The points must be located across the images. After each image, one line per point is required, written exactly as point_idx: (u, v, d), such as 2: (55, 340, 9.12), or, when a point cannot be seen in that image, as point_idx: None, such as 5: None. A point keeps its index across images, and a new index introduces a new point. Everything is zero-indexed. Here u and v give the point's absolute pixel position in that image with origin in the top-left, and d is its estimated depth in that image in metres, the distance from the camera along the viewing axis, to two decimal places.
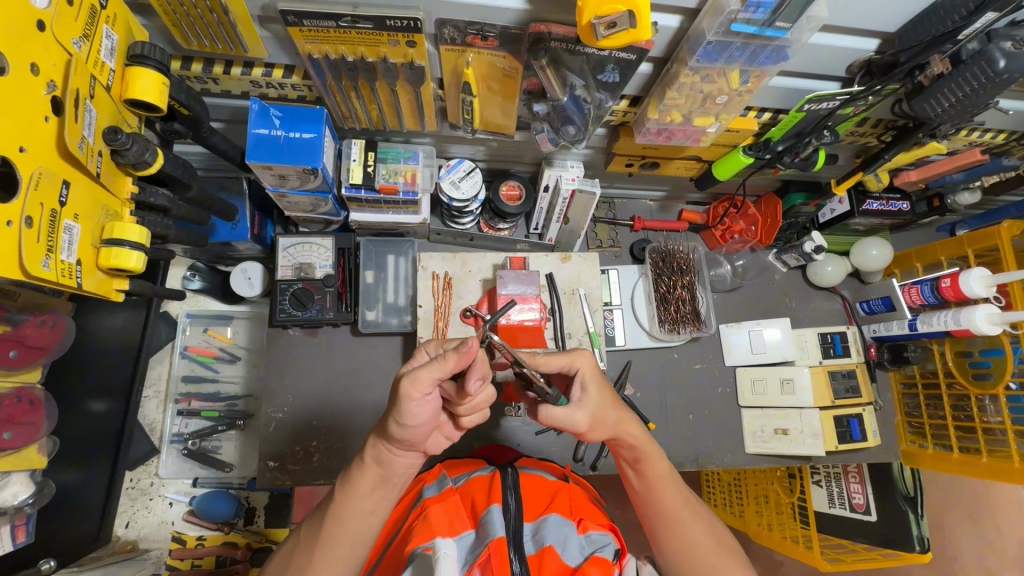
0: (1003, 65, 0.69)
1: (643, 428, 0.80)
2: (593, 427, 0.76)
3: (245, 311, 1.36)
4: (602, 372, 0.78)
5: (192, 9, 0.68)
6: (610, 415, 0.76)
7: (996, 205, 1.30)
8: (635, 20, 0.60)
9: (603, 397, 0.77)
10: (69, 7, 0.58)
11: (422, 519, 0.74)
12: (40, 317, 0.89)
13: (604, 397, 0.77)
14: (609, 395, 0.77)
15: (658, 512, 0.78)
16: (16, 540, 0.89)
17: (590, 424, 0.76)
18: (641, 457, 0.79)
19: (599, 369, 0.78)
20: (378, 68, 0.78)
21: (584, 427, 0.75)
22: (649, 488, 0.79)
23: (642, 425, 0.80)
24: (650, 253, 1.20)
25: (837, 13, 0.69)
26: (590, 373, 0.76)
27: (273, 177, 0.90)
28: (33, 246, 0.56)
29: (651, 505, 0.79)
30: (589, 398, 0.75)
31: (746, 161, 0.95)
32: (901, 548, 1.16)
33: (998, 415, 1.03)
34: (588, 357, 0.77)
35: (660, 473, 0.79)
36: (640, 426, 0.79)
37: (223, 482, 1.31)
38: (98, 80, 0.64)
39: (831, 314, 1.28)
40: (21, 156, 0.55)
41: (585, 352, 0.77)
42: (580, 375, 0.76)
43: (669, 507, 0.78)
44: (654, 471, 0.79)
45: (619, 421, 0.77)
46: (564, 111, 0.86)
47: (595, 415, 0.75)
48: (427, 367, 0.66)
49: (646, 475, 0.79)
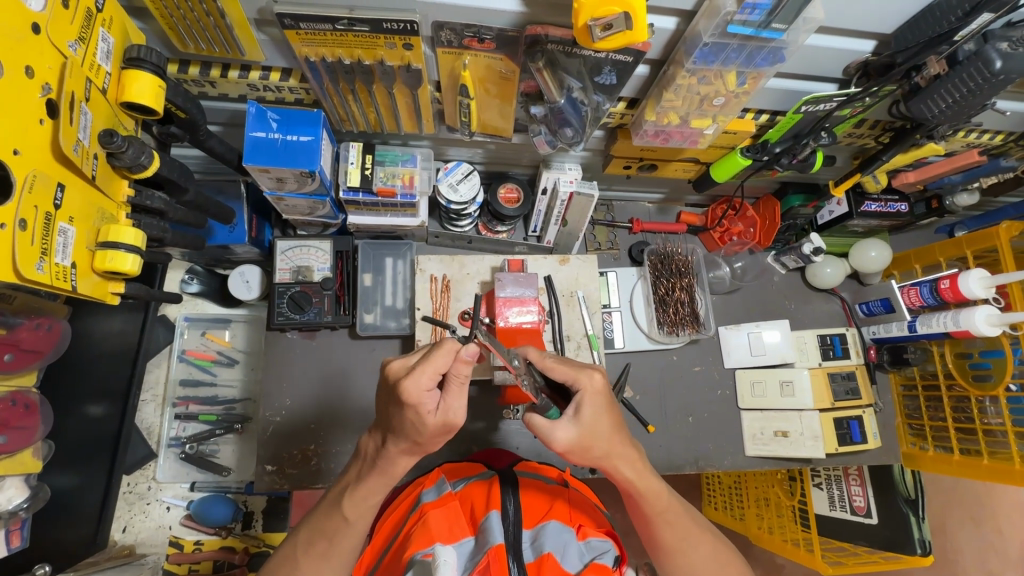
0: (999, 66, 0.69)
1: (637, 466, 0.77)
2: (573, 450, 0.73)
3: (244, 314, 1.36)
4: (604, 398, 0.74)
5: (188, 12, 0.68)
6: (598, 444, 0.73)
7: (994, 207, 1.30)
8: (630, 23, 0.60)
9: (596, 422, 0.73)
10: (65, 10, 0.58)
11: (421, 525, 0.73)
12: (36, 321, 0.89)
13: (598, 424, 0.73)
14: (604, 423, 0.73)
15: (661, 542, 0.79)
16: (11, 544, 0.88)
17: (571, 446, 0.72)
18: (638, 493, 0.77)
19: (603, 394, 0.74)
20: (376, 71, 0.78)
21: (562, 448, 0.72)
22: (651, 523, 0.79)
23: (636, 463, 0.77)
24: (650, 255, 1.20)
25: (833, 14, 0.69)
26: (591, 394, 0.74)
27: (271, 180, 0.89)
28: (27, 249, 0.56)
29: (653, 537, 0.79)
30: (578, 420, 0.72)
31: (744, 163, 0.95)
32: (902, 550, 1.17)
33: (999, 417, 1.03)
34: (594, 378, 0.75)
35: (660, 508, 0.78)
36: (633, 465, 0.77)
37: (220, 487, 1.30)
38: (93, 82, 0.64)
39: (831, 316, 1.28)
40: (15, 159, 0.54)
41: (593, 372, 0.75)
42: (580, 393, 0.73)
43: (671, 539, 0.79)
44: (654, 506, 0.78)
45: (607, 454, 0.75)
46: (561, 114, 0.86)
47: (579, 439, 0.72)
48: (455, 394, 0.68)
49: (645, 511, 0.78)
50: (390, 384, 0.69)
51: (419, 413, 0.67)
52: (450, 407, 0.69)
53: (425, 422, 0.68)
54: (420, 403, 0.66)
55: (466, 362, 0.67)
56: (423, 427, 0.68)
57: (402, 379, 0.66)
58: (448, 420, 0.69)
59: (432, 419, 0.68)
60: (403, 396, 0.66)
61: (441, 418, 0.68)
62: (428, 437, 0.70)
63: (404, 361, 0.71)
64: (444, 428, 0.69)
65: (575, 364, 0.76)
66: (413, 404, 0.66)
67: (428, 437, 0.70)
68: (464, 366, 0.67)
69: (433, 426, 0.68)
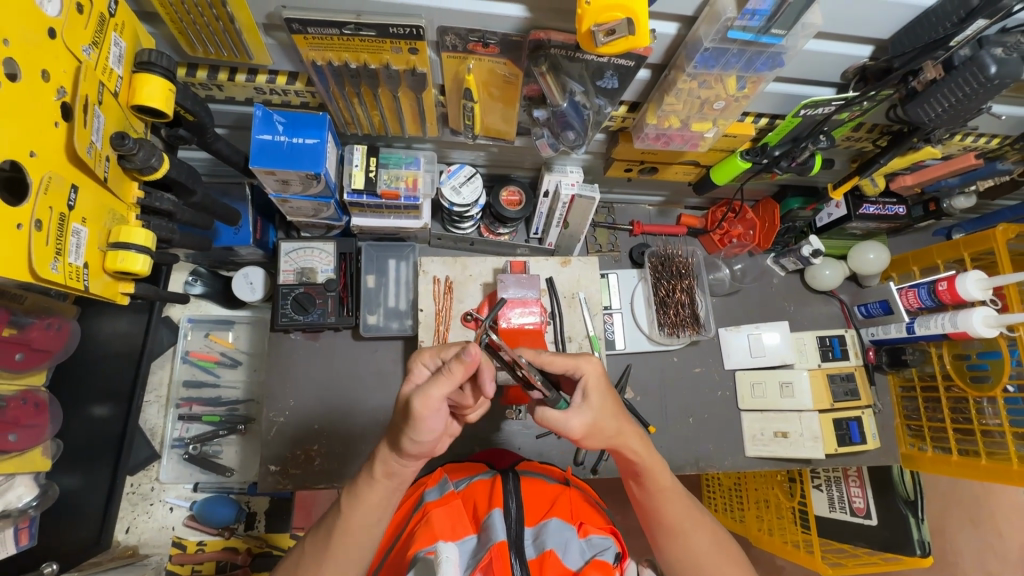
0: (994, 70, 0.70)
1: (645, 440, 0.79)
2: (589, 435, 0.74)
3: (247, 316, 1.37)
4: (607, 380, 0.77)
5: (197, 16, 0.69)
6: (608, 426, 0.75)
7: (991, 209, 1.31)
8: (633, 28, 0.61)
9: (604, 405, 0.75)
10: (79, 15, 0.59)
11: (424, 523, 0.74)
12: (46, 320, 0.90)
13: (606, 405, 0.75)
14: (611, 404, 0.76)
15: (661, 521, 0.80)
16: (19, 543, 0.89)
17: (586, 432, 0.73)
18: (644, 469, 0.79)
19: (605, 377, 0.77)
20: (381, 75, 0.79)
21: (579, 433, 0.73)
22: (654, 500, 0.80)
23: (643, 440, 0.79)
24: (650, 257, 1.21)
25: (831, 20, 0.70)
26: (594, 378, 0.75)
27: (276, 182, 0.91)
28: (42, 249, 0.57)
29: (653, 514, 0.81)
30: (589, 405, 0.74)
31: (743, 166, 0.98)
32: (901, 551, 1.18)
33: (996, 418, 1.03)
34: (593, 363, 0.76)
35: (665, 485, 0.80)
36: (641, 440, 0.78)
37: (224, 487, 1.31)
38: (106, 86, 0.65)
39: (830, 318, 1.29)
40: (31, 161, 0.56)
41: (592, 357, 0.76)
42: (584, 379, 0.75)
43: (673, 521, 0.79)
44: (658, 482, 0.80)
45: (618, 433, 0.76)
46: (563, 117, 0.87)
47: (593, 423, 0.73)
48: (437, 383, 0.66)
49: (649, 486, 0.80)
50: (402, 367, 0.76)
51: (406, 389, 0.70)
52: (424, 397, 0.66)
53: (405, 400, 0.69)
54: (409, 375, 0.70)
55: (462, 361, 0.65)
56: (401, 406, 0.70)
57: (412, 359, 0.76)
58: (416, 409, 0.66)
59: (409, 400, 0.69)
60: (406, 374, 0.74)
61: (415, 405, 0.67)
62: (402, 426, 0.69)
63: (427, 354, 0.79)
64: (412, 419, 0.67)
65: (571, 354, 0.77)
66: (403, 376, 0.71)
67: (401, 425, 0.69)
68: (459, 365, 0.65)
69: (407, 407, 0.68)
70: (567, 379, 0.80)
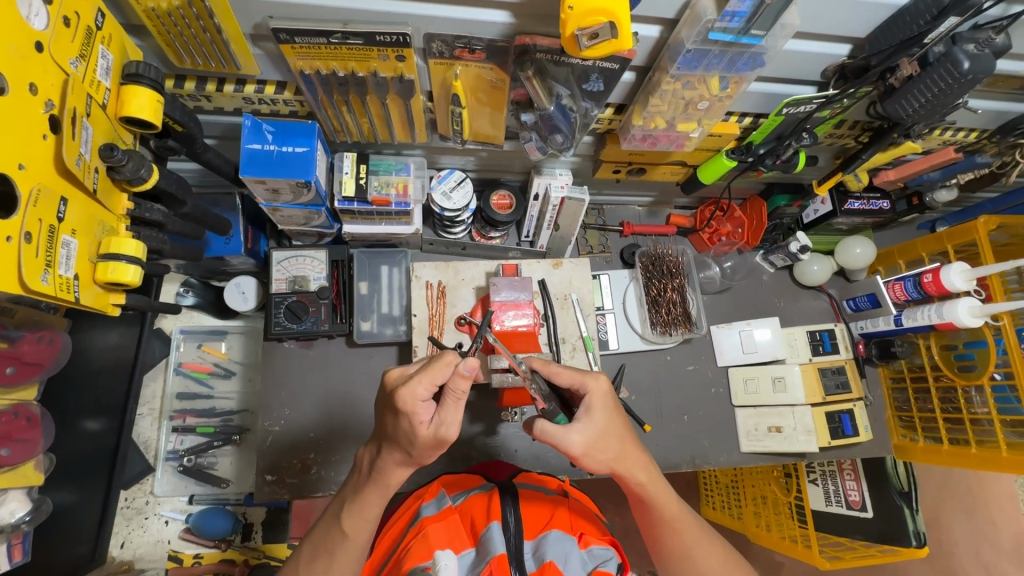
0: (967, 66, 0.72)
1: (650, 469, 0.79)
2: (588, 453, 0.74)
3: (240, 325, 1.36)
4: (612, 398, 0.77)
5: (185, 28, 0.70)
6: (611, 445, 0.75)
7: (973, 202, 1.34)
8: (615, 31, 0.62)
9: (608, 424, 0.75)
10: (67, 29, 0.60)
11: (422, 538, 0.75)
12: (37, 334, 0.89)
13: (611, 423, 0.75)
14: (616, 422, 0.76)
15: (669, 548, 0.81)
16: (13, 559, 0.91)
17: (586, 449, 0.73)
18: (649, 499, 0.79)
19: (611, 395, 0.77)
20: (369, 82, 0.80)
21: (578, 451, 0.73)
22: (660, 531, 0.81)
23: (648, 468, 0.79)
24: (640, 257, 1.23)
25: (809, 20, 0.72)
26: (599, 396, 0.76)
27: (266, 191, 0.91)
28: (32, 261, 0.57)
29: (663, 543, 0.81)
30: (591, 421, 0.74)
31: (729, 165, 0.99)
32: (898, 542, 1.20)
33: (984, 406, 1.04)
34: (599, 380, 0.77)
35: (670, 515, 0.80)
36: (646, 468, 0.79)
37: (218, 499, 1.30)
38: (94, 98, 0.65)
39: (819, 312, 1.31)
40: (20, 173, 0.56)
41: (598, 375, 0.77)
42: (588, 396, 0.75)
43: (674, 547, 0.81)
44: (665, 513, 0.80)
45: (620, 456, 0.76)
46: (551, 120, 0.89)
47: (594, 439, 0.73)
48: (452, 410, 0.69)
49: (654, 515, 0.80)
50: (389, 393, 0.73)
51: (413, 422, 0.69)
52: (443, 422, 0.69)
53: (418, 433, 0.69)
54: (414, 412, 0.68)
55: (466, 377, 0.68)
56: (415, 438, 0.70)
57: (398, 389, 0.69)
58: (442, 435, 0.69)
59: (425, 431, 0.69)
60: (398, 405, 0.68)
61: (435, 432, 0.69)
62: (421, 451, 0.72)
63: (427, 382, 0.69)
64: (438, 443, 0.70)
65: (581, 369, 0.79)
66: (407, 413, 0.68)
67: (421, 450, 0.71)
68: (463, 381, 0.68)
69: (425, 438, 0.69)
70: (576, 398, 0.81)
